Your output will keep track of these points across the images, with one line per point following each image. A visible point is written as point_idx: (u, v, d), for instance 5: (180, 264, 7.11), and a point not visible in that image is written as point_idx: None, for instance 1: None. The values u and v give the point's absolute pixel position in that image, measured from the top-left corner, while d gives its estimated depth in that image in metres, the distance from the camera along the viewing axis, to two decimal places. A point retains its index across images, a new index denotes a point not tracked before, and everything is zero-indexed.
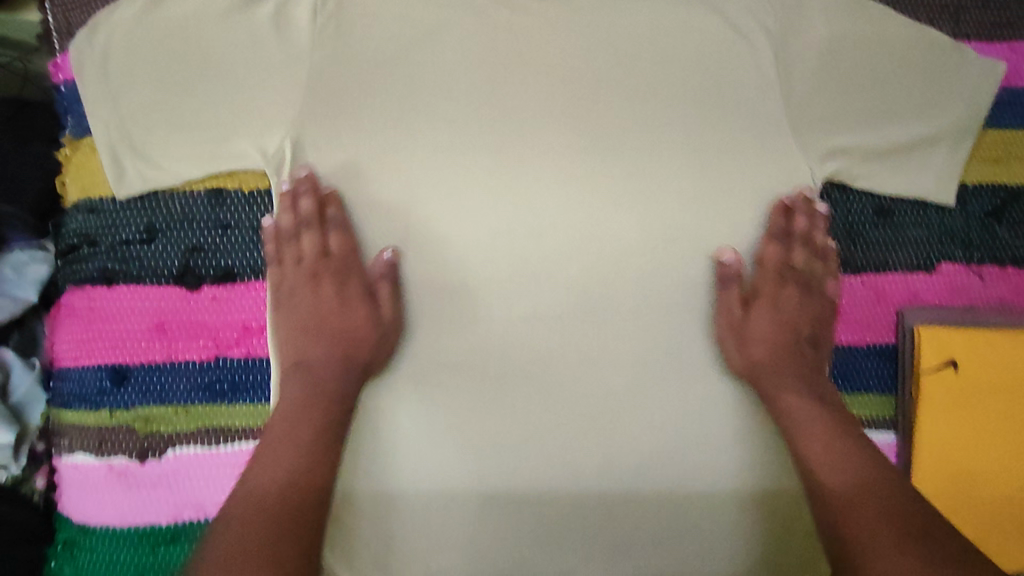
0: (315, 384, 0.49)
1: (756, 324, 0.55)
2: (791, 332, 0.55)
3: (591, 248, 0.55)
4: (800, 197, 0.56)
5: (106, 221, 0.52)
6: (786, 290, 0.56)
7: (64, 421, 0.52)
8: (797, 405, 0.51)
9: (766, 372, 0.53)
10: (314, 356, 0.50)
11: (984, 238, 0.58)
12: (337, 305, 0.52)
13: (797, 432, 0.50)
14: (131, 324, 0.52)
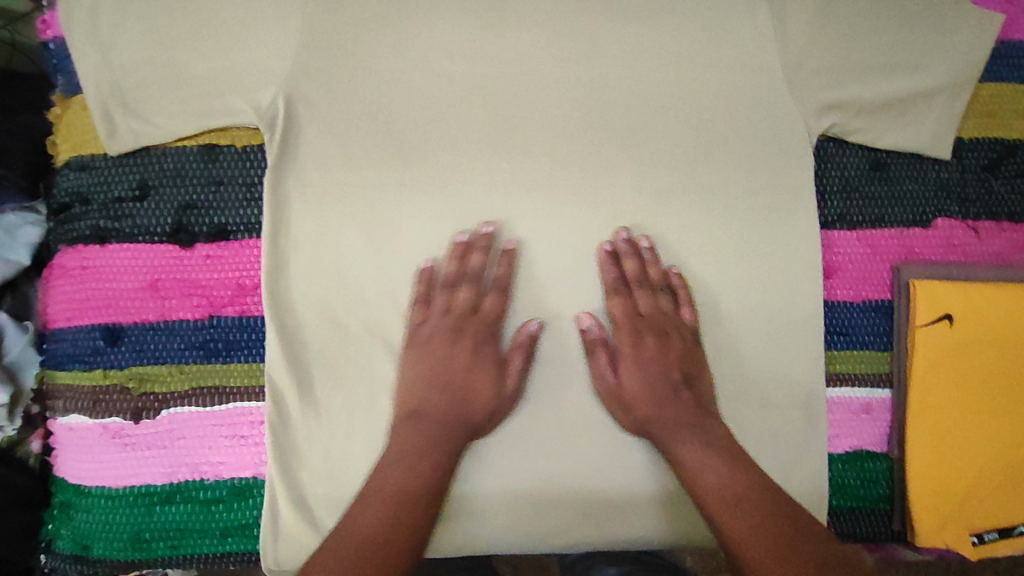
0: (440, 435, 0.48)
1: (630, 383, 0.52)
2: (614, 393, 0.52)
3: (590, 205, 0.55)
4: (624, 239, 0.54)
5: (98, 179, 0.52)
6: (644, 340, 0.52)
7: (57, 383, 0.51)
8: (694, 451, 0.47)
9: (656, 420, 0.50)
10: (444, 408, 0.49)
11: (980, 192, 0.58)
12: (468, 361, 0.51)
13: (690, 478, 0.46)
14: (123, 283, 0.51)
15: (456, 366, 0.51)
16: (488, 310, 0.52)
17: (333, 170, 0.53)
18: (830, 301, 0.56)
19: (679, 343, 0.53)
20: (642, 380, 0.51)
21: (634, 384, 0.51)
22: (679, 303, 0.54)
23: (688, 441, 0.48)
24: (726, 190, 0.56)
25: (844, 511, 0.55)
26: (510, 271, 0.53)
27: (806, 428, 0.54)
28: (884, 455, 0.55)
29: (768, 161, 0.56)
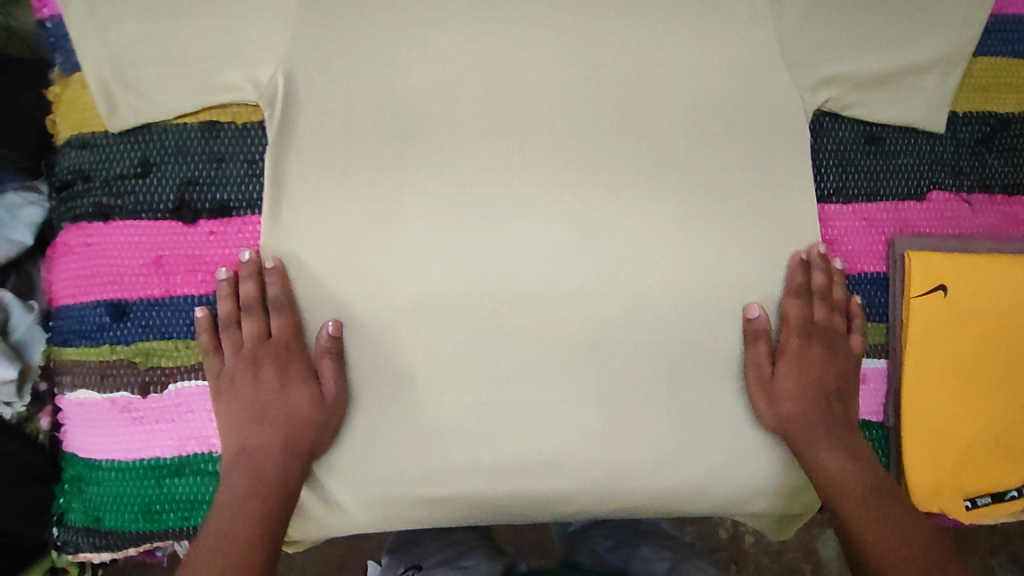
0: (271, 466, 0.48)
1: (783, 383, 0.54)
2: (826, 381, 0.55)
3: (587, 179, 0.55)
4: (817, 255, 0.56)
5: (99, 156, 0.52)
6: (813, 346, 0.55)
7: (65, 359, 0.52)
8: (829, 456, 0.53)
9: (812, 424, 0.54)
10: (270, 441, 0.49)
11: (974, 165, 0.58)
12: (276, 387, 0.50)
13: (833, 484, 0.52)
14: (127, 259, 0.51)
15: (265, 396, 0.50)
16: (276, 332, 0.51)
17: (331, 147, 0.53)
18: (826, 274, 0.57)
19: (809, 351, 0.55)
20: (813, 386, 0.55)
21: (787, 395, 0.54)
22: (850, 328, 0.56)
23: (818, 448, 0.53)
24: (722, 165, 0.56)
25: None
26: (285, 291, 0.51)
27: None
28: (879, 424, 0.57)
29: (764, 135, 0.56)
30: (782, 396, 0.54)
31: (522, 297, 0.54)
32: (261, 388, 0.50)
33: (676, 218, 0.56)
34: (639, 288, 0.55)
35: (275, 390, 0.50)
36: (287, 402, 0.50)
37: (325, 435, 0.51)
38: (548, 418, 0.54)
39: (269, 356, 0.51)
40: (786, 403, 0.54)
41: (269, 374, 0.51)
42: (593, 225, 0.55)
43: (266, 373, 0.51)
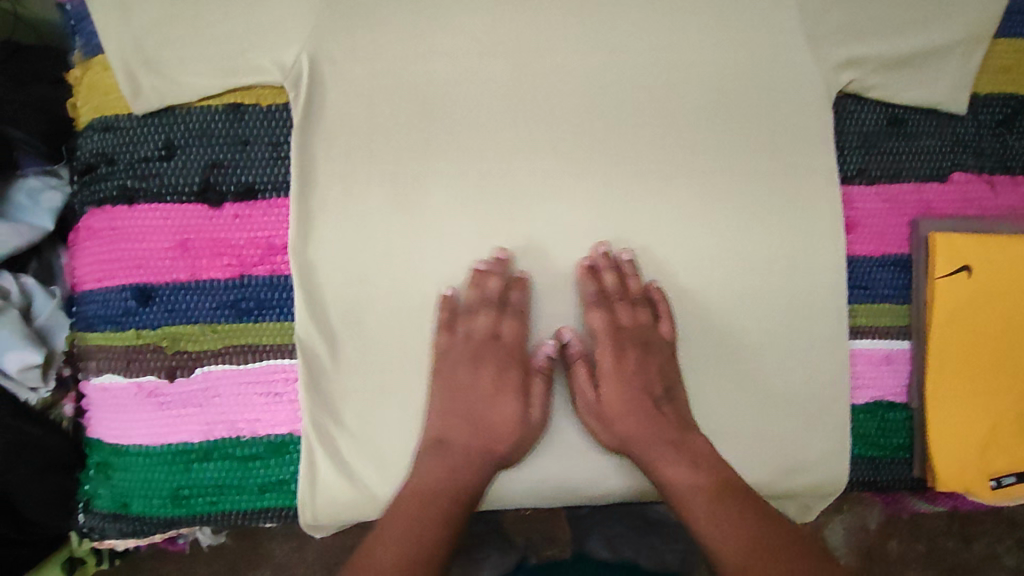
0: (450, 466, 0.50)
1: (613, 400, 0.53)
2: (648, 395, 0.53)
3: (612, 161, 0.55)
4: (601, 255, 0.54)
5: (123, 138, 0.52)
6: (625, 358, 0.54)
7: (89, 344, 0.52)
8: (676, 468, 0.50)
9: (636, 438, 0.52)
10: (470, 442, 0.51)
11: (995, 147, 0.59)
12: (490, 390, 0.53)
13: (683, 497, 0.49)
14: (153, 243, 0.51)
15: (478, 394, 0.52)
16: (509, 337, 0.54)
17: (356, 129, 0.53)
18: (850, 256, 0.57)
19: (659, 359, 0.54)
20: (638, 402, 0.53)
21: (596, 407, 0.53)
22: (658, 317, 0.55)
23: (676, 461, 0.51)
24: (747, 148, 0.56)
25: (863, 460, 0.57)
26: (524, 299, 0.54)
27: (825, 379, 0.56)
28: (904, 405, 0.57)
29: (787, 117, 0.56)
30: (595, 410, 0.53)
31: (546, 281, 0.55)
32: (470, 389, 0.52)
33: (701, 200, 0.55)
34: (660, 266, 0.55)
35: (489, 397, 0.52)
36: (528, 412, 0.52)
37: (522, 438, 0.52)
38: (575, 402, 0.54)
39: (494, 359, 0.53)
40: (620, 420, 0.53)
41: (507, 382, 0.53)
42: (620, 207, 0.55)
43: (481, 377, 0.53)
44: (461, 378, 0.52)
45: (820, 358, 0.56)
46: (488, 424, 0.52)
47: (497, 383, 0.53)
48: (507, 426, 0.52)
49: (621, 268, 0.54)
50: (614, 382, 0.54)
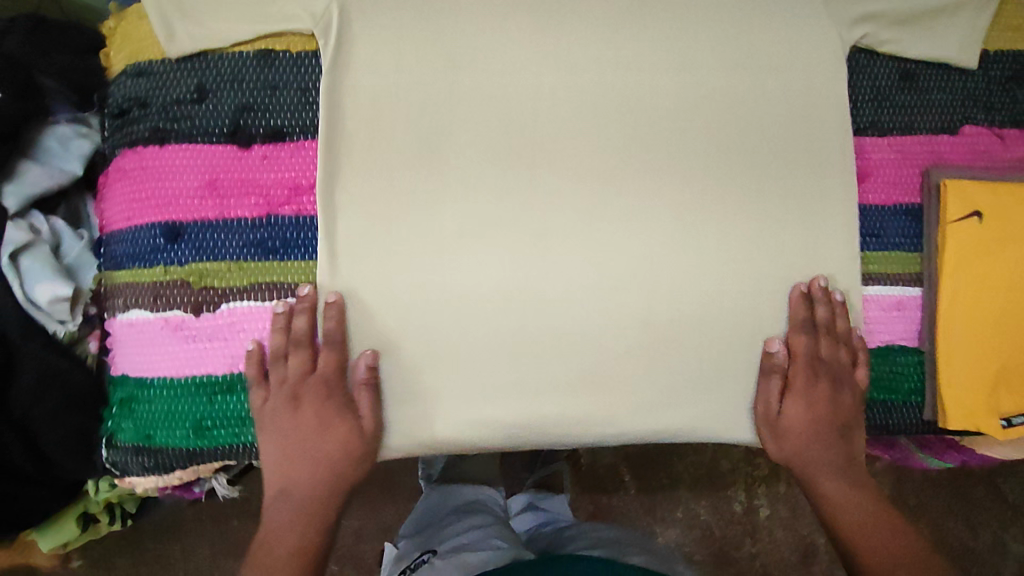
0: (299, 510, 0.52)
1: (792, 419, 0.56)
2: (828, 423, 0.56)
3: (628, 110, 0.56)
4: (818, 287, 0.56)
5: (156, 82, 0.53)
6: (817, 384, 0.56)
7: (117, 282, 0.53)
8: (833, 487, 0.57)
9: (807, 457, 0.57)
10: (308, 482, 0.52)
11: (1004, 102, 0.60)
12: (315, 425, 0.51)
13: (832, 507, 0.57)
14: (182, 182, 0.52)
15: (306, 431, 0.51)
16: (323, 368, 0.52)
17: (379, 76, 0.53)
18: (862, 205, 0.58)
19: (851, 396, 0.56)
20: (814, 427, 0.56)
21: (780, 417, 0.56)
22: (856, 361, 0.57)
23: (832, 481, 0.57)
24: (764, 99, 0.57)
25: (875, 403, 0.58)
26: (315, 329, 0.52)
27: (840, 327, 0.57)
28: (915, 350, 0.58)
29: (804, 68, 0.57)
30: (781, 423, 0.56)
31: (565, 227, 0.55)
32: (292, 431, 0.51)
33: (716, 149, 0.57)
34: (677, 213, 0.56)
35: (313, 434, 0.52)
36: (352, 439, 0.52)
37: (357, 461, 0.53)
38: (589, 344, 0.55)
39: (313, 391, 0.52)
40: (790, 434, 0.56)
41: (325, 412, 0.52)
42: (638, 153, 0.56)
43: (305, 413, 0.51)
44: (281, 420, 0.51)
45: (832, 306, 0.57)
46: (317, 461, 0.52)
47: (326, 419, 0.52)
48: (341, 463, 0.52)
49: (835, 305, 0.56)
50: (796, 404, 0.56)
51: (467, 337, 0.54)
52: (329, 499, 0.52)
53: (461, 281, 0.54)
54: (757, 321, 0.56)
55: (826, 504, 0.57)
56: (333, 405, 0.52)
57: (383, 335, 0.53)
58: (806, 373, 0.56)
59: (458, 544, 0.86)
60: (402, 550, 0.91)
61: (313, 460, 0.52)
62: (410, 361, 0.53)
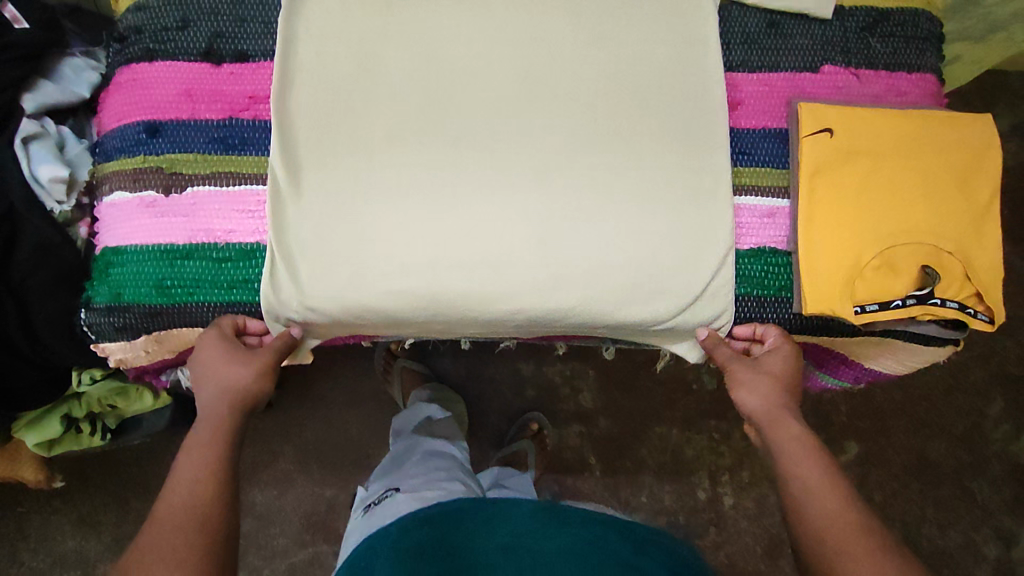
0: (212, 423, 0.60)
1: (762, 381, 0.65)
2: (787, 386, 0.65)
3: (532, 44, 0.68)
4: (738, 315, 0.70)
5: (150, 15, 0.66)
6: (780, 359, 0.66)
7: (106, 170, 0.64)
8: (791, 435, 0.61)
9: (777, 422, 0.63)
10: (211, 401, 0.61)
11: (860, 47, 0.71)
12: (228, 363, 0.61)
13: (791, 456, 0.60)
14: (164, 90, 0.64)
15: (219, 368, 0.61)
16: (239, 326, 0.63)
17: (329, 14, 0.66)
18: (736, 129, 0.69)
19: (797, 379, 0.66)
20: (776, 387, 0.64)
21: (741, 383, 0.65)
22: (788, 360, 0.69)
23: (792, 432, 0.62)
24: (647, 38, 0.69)
25: (750, 297, 0.68)
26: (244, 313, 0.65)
27: (714, 227, 0.66)
28: (784, 252, 0.68)
29: (680, 16, 0.69)
30: (746, 386, 0.65)
31: (476, 132, 0.66)
32: (198, 363, 0.62)
33: (607, 80, 0.68)
34: (570, 126, 0.66)
35: (227, 369, 0.61)
36: (253, 362, 0.62)
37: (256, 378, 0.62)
38: (495, 230, 0.64)
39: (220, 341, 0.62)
40: (754, 395, 0.64)
41: (222, 343, 0.62)
42: (538, 77, 0.67)
43: (208, 346, 0.62)
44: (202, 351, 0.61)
45: (707, 212, 0.66)
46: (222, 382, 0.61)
47: (226, 349, 0.61)
48: (243, 383, 0.62)
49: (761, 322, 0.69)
50: (758, 370, 0.65)
51: (386, 221, 0.63)
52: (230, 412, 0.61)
53: (386, 177, 0.64)
54: (642, 222, 0.65)
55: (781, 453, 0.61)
56: (231, 340, 0.62)
57: (305, 290, 0.63)
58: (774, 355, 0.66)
59: (430, 482, 0.83)
60: (372, 492, 0.88)
61: (217, 382, 0.61)
62: (331, 293, 0.63)
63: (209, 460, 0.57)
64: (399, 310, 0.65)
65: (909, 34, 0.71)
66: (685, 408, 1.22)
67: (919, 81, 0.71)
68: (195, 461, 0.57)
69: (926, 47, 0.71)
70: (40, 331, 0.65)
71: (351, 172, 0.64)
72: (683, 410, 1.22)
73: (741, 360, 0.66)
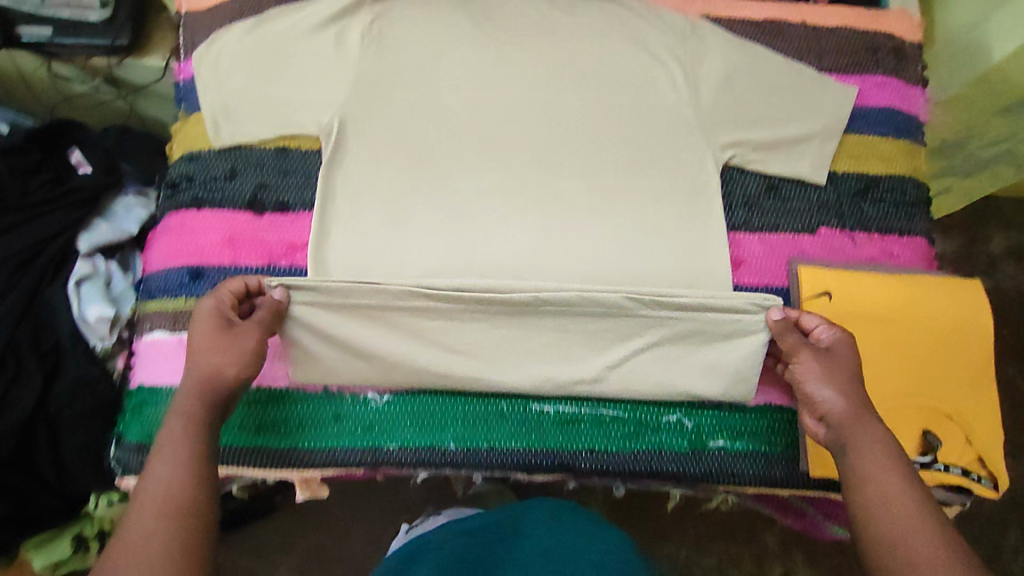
0: (184, 413, 0.56)
1: (831, 383, 0.60)
2: (856, 385, 0.61)
3: (548, 200, 0.74)
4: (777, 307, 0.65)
5: (201, 165, 0.72)
6: (847, 362, 0.61)
7: (147, 309, 0.69)
8: (872, 440, 0.57)
9: (848, 431, 0.58)
10: (188, 386, 0.57)
11: (854, 211, 0.76)
12: (213, 346, 0.58)
13: (870, 457, 0.57)
14: (209, 236, 0.70)
15: (202, 347, 0.58)
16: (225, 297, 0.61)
17: (364, 168, 0.72)
18: (739, 285, 0.73)
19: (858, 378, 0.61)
20: (851, 387, 0.60)
21: (811, 379, 0.61)
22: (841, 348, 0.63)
23: (871, 434, 0.58)
24: (654, 196, 0.74)
25: (759, 454, 0.68)
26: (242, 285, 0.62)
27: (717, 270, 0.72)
28: (790, 409, 0.69)
29: (689, 175, 0.75)
30: (817, 382, 0.61)
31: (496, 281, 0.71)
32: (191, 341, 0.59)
33: (621, 236, 0.73)
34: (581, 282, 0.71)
35: (210, 350, 0.58)
36: (241, 342, 0.59)
37: (238, 361, 0.58)
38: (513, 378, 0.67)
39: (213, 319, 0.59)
40: (828, 388, 0.60)
41: (212, 319, 0.59)
42: (554, 231, 0.73)
43: (199, 321, 0.59)
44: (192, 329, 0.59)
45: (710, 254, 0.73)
46: (199, 365, 0.57)
47: (215, 326, 0.59)
48: (226, 368, 0.58)
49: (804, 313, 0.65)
50: (831, 368, 0.61)
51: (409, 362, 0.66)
52: (205, 400, 0.57)
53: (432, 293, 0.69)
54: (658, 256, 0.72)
55: (854, 458, 0.57)
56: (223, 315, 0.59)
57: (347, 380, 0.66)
58: (831, 357, 0.61)
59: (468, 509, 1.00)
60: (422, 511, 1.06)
61: (198, 365, 0.58)
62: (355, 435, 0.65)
63: (190, 450, 0.54)
64: (399, 339, 0.65)
65: (898, 199, 0.77)
66: (694, 531, 1.20)
67: (910, 244, 0.76)
68: (170, 448, 0.54)
69: (915, 212, 0.77)
70: (66, 461, 0.67)
71: (380, 258, 0.70)
72: (694, 532, 1.20)
73: (812, 355, 0.62)
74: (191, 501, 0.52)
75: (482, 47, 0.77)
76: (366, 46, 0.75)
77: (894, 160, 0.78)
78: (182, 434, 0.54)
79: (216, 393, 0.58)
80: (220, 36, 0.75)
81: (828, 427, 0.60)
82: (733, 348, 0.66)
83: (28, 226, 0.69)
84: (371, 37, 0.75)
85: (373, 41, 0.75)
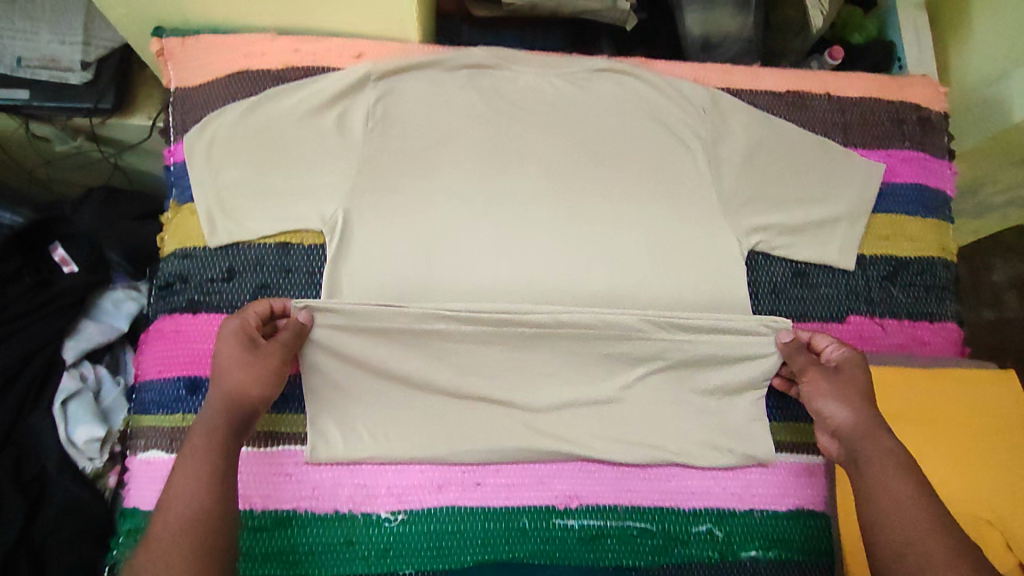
0: (208, 430, 0.54)
1: (843, 400, 0.61)
2: (870, 400, 0.61)
3: (565, 292, 0.70)
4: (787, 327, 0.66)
5: (197, 264, 0.68)
6: (861, 380, 0.62)
7: (142, 424, 0.64)
8: (891, 452, 0.57)
9: (864, 446, 0.58)
10: (213, 405, 0.56)
11: (883, 296, 0.74)
12: (236, 364, 0.57)
13: (887, 469, 0.56)
14: (206, 344, 0.65)
15: (226, 363, 0.57)
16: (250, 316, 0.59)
17: (373, 262, 0.68)
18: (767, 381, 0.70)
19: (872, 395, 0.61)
20: (866, 403, 0.60)
21: (824, 396, 0.62)
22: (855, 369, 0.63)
23: (888, 445, 0.57)
24: (676, 285, 0.71)
25: (792, 564, 0.65)
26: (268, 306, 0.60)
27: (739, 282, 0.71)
28: (820, 514, 0.67)
29: (712, 261, 0.71)
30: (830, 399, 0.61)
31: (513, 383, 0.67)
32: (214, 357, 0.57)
33: None
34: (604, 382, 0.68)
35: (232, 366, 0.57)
36: (262, 361, 0.58)
37: (260, 379, 0.57)
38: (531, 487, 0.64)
39: (236, 337, 0.57)
40: (839, 404, 0.61)
41: (237, 336, 0.57)
42: None
43: (223, 339, 0.58)
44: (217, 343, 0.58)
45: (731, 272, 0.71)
46: (223, 383, 0.56)
47: (239, 344, 0.57)
48: (247, 385, 0.57)
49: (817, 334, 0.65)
50: (844, 385, 0.61)
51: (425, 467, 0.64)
52: (227, 419, 0.55)
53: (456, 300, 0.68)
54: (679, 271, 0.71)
55: (873, 470, 0.56)
56: (248, 333, 0.58)
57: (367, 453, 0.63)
58: (846, 374, 0.62)
59: None
60: None
61: (221, 384, 0.56)
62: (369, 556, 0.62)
63: (211, 471, 0.52)
64: (419, 361, 0.64)
65: (927, 282, 0.75)
66: None
67: (940, 330, 0.74)
68: (192, 466, 0.52)
69: (944, 295, 0.75)
70: None
71: (389, 289, 0.67)
72: None
73: (823, 373, 0.63)
74: (211, 526, 0.49)
75: (493, 126, 0.73)
76: (370, 128, 0.70)
77: (923, 240, 0.76)
78: (207, 451, 0.53)
79: (239, 411, 0.56)
80: (214, 119, 0.70)
81: (843, 444, 0.60)
82: (748, 371, 0.66)
83: (14, 338, 0.68)
84: (375, 118, 0.71)
85: (378, 122, 0.71)
